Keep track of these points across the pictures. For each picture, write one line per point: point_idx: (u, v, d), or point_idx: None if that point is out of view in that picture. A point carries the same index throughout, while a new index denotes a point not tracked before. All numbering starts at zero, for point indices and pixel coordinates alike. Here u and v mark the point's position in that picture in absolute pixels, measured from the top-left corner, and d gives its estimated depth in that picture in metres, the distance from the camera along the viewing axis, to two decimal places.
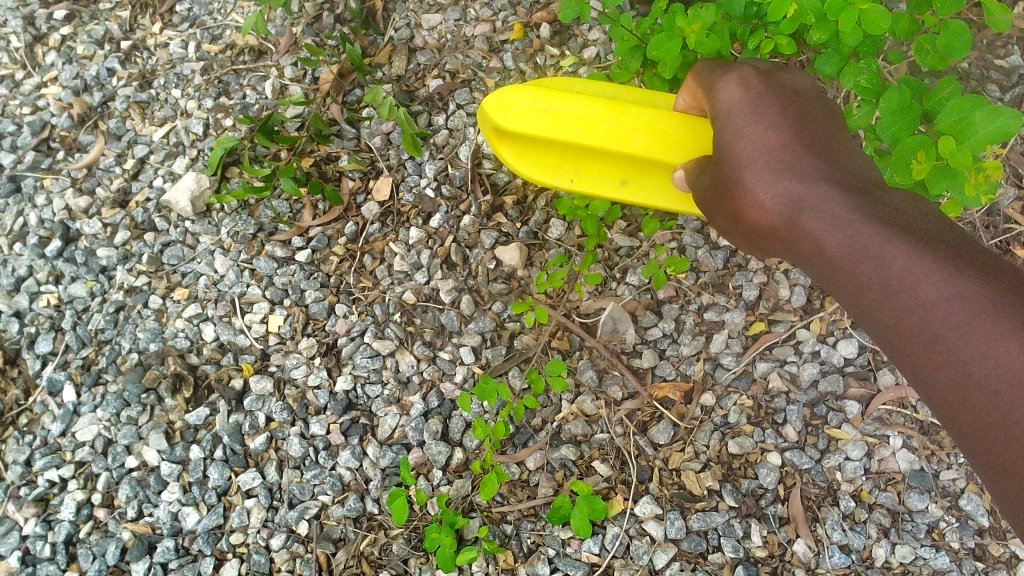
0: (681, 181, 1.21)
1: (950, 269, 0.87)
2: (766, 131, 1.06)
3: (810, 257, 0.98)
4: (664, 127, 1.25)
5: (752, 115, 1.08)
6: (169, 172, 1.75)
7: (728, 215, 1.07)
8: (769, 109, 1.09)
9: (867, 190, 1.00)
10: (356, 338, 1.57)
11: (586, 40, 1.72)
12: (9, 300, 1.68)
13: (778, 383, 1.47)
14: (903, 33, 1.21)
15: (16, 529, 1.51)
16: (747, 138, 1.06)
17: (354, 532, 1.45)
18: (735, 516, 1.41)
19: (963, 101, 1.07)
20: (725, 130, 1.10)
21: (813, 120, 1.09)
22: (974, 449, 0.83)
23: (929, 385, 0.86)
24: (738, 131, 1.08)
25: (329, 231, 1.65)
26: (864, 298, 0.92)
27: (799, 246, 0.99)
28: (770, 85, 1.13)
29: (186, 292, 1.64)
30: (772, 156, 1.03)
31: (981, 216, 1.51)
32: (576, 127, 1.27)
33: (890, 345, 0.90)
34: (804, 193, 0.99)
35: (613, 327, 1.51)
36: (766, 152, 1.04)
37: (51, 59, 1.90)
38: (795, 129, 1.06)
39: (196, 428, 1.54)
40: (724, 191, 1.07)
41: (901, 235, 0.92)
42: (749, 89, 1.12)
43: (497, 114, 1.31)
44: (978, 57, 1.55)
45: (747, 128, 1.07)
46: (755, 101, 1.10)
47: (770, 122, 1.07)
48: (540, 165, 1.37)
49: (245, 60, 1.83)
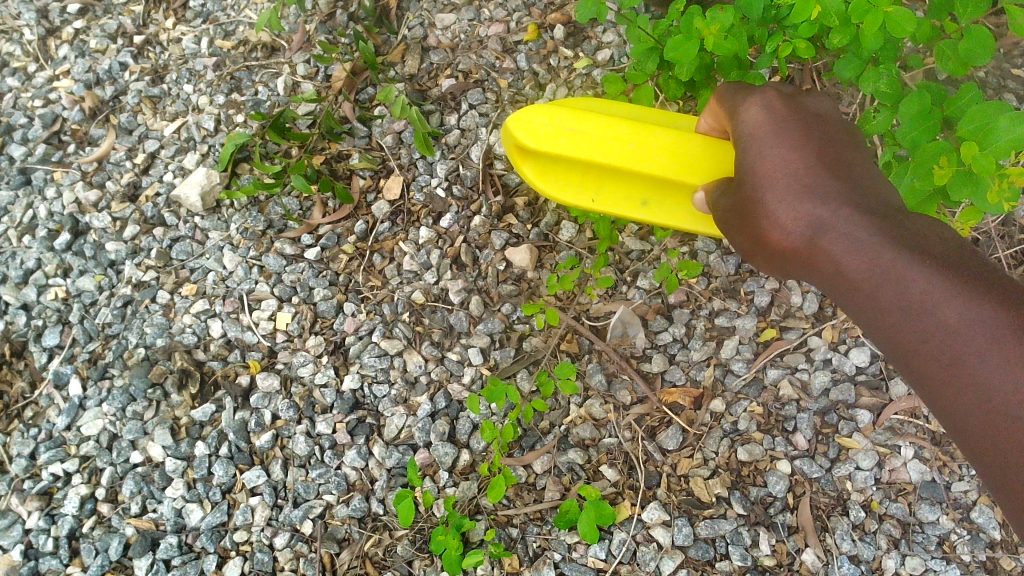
0: (700, 203, 1.18)
1: (973, 295, 0.87)
2: (788, 152, 1.02)
3: (829, 279, 0.97)
4: (684, 148, 1.23)
5: (775, 137, 1.04)
6: (179, 167, 1.75)
7: (746, 235, 1.05)
8: (791, 128, 1.05)
9: (889, 212, 0.98)
10: (364, 336, 1.56)
11: (600, 42, 1.71)
12: (17, 292, 1.68)
13: (788, 391, 1.45)
14: (925, 37, 1.21)
15: (18, 523, 1.50)
16: (769, 160, 1.02)
17: (358, 532, 1.44)
18: (743, 524, 1.39)
19: (985, 109, 1.07)
20: (746, 150, 1.06)
21: (836, 141, 1.05)
22: (991, 471, 0.84)
23: (947, 406, 0.87)
24: (760, 152, 1.04)
25: (339, 229, 1.65)
26: (883, 321, 0.92)
27: (819, 269, 0.97)
28: (795, 110, 1.08)
29: (195, 288, 1.64)
30: (793, 177, 1.00)
31: (997, 225, 1.49)
32: (596, 146, 1.26)
33: (907, 366, 0.91)
34: (826, 216, 0.96)
35: (623, 331, 1.50)
36: (787, 171, 1.01)
37: (64, 52, 1.90)
38: (818, 151, 1.03)
39: (201, 424, 1.53)
40: (743, 211, 1.04)
41: (921, 257, 0.91)
42: (772, 111, 1.07)
43: (519, 132, 1.30)
44: (995, 65, 1.54)
45: (769, 149, 1.03)
46: (776, 121, 1.06)
47: (790, 139, 1.03)
48: (560, 184, 1.36)
49: (257, 57, 1.82)
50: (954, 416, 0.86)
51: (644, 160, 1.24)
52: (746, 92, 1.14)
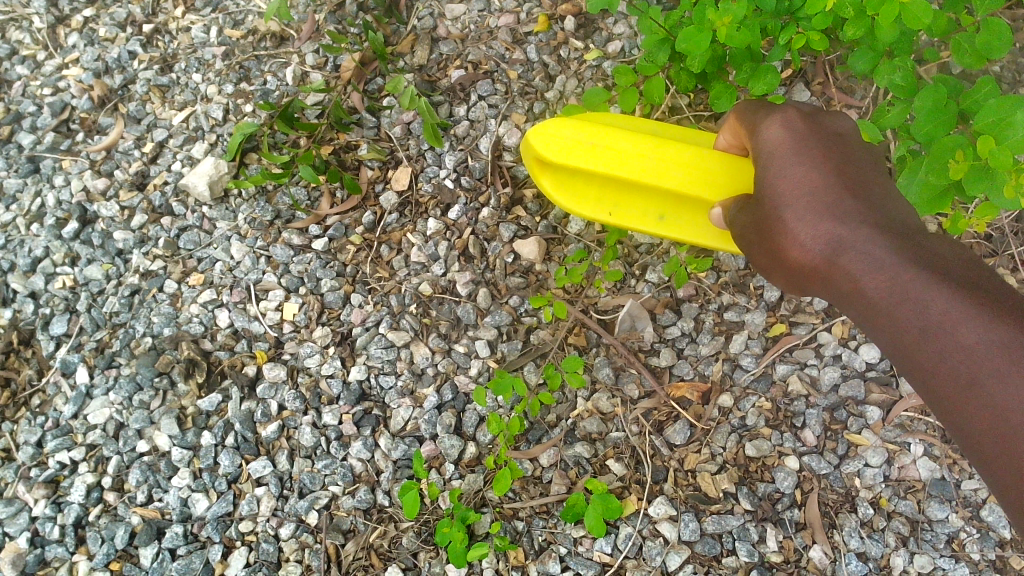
0: (716, 218, 1.17)
1: (991, 317, 0.86)
2: (809, 171, 1.00)
3: (846, 297, 0.95)
4: (701, 164, 1.22)
5: (796, 155, 1.02)
6: (187, 156, 1.74)
7: (764, 253, 1.02)
8: (812, 146, 1.03)
9: (909, 233, 0.96)
10: (370, 328, 1.56)
11: (611, 34, 1.70)
12: (24, 280, 1.68)
13: (798, 386, 1.44)
14: (941, 29, 1.19)
15: (26, 510, 1.51)
16: (790, 178, 1.00)
17: (363, 523, 1.43)
18: (751, 520, 1.38)
19: (1001, 103, 1.06)
20: (766, 168, 1.04)
21: (855, 160, 1.04)
22: (1006, 493, 0.84)
23: (964, 427, 0.86)
24: (780, 170, 1.02)
25: (347, 220, 1.64)
26: (903, 342, 0.91)
27: (837, 287, 0.96)
28: (816, 128, 1.06)
29: (202, 278, 1.63)
30: (814, 196, 0.98)
31: (1010, 222, 1.48)
32: (614, 160, 1.24)
33: (925, 388, 0.90)
34: (846, 234, 0.94)
35: (631, 325, 1.49)
36: (808, 189, 0.99)
37: (73, 41, 1.89)
38: (840, 170, 1.01)
39: (208, 414, 1.53)
40: (762, 229, 1.02)
41: (941, 278, 0.90)
42: (792, 129, 1.06)
43: (539, 145, 1.29)
44: (1012, 59, 1.50)
45: (791, 166, 1.01)
46: (799, 138, 1.04)
47: (810, 158, 1.01)
48: (579, 197, 1.35)
49: (267, 47, 1.81)
50: (969, 437, 0.85)
51: (661, 175, 1.23)
52: (767, 109, 1.12)
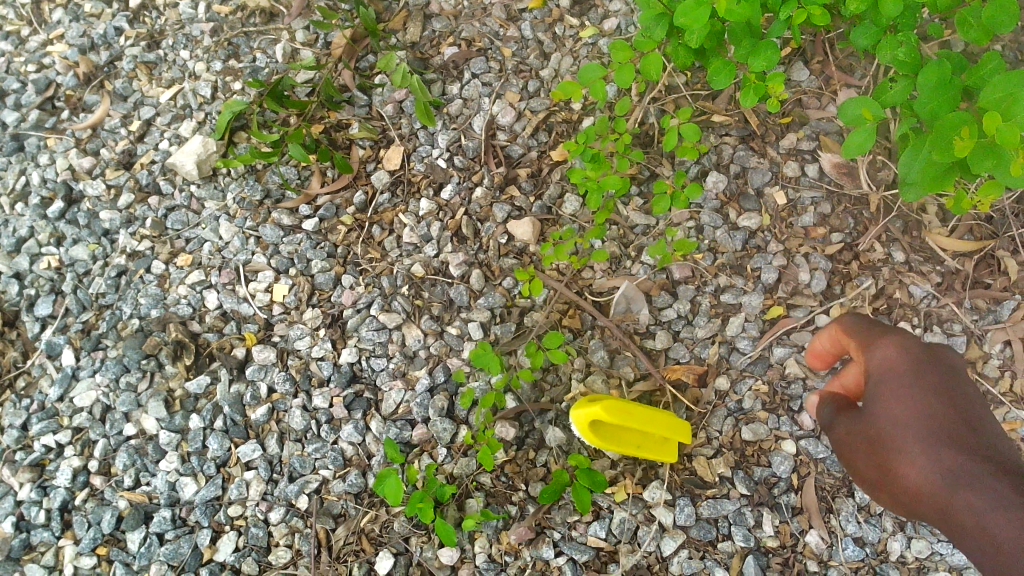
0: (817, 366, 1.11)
1: None
2: (927, 401, 0.82)
3: (970, 536, 0.77)
4: (634, 446, 1.33)
5: (905, 376, 0.85)
6: (175, 135, 1.71)
7: (877, 474, 0.85)
8: (934, 369, 0.85)
9: None
10: (362, 310, 1.53)
11: (607, 12, 1.67)
12: (8, 260, 1.65)
13: (794, 368, 1.42)
14: (947, 5, 1.16)
15: (10, 494, 1.48)
16: (900, 406, 0.83)
17: (354, 508, 1.41)
18: (746, 505, 1.37)
19: (1009, 79, 1.04)
20: (871, 395, 0.87)
21: (976, 391, 0.85)
22: None
23: None
24: (886, 400, 0.85)
25: (337, 199, 1.62)
26: None
27: (959, 525, 0.77)
28: (936, 354, 0.88)
29: (190, 258, 1.61)
30: (931, 424, 0.81)
31: (1009, 203, 1.46)
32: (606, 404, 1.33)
33: None
34: (973, 472, 0.78)
35: (626, 307, 1.47)
36: (920, 420, 0.82)
37: (58, 17, 1.85)
38: (955, 386, 0.84)
39: (196, 397, 1.50)
40: (869, 442, 0.85)
41: None
42: (905, 347, 0.89)
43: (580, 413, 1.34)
44: (1013, 38, 1.47)
45: (898, 394, 0.84)
46: (915, 361, 0.86)
47: (921, 377, 0.85)
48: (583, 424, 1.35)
49: (256, 23, 1.78)
50: None
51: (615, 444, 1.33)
52: (880, 331, 0.95)
